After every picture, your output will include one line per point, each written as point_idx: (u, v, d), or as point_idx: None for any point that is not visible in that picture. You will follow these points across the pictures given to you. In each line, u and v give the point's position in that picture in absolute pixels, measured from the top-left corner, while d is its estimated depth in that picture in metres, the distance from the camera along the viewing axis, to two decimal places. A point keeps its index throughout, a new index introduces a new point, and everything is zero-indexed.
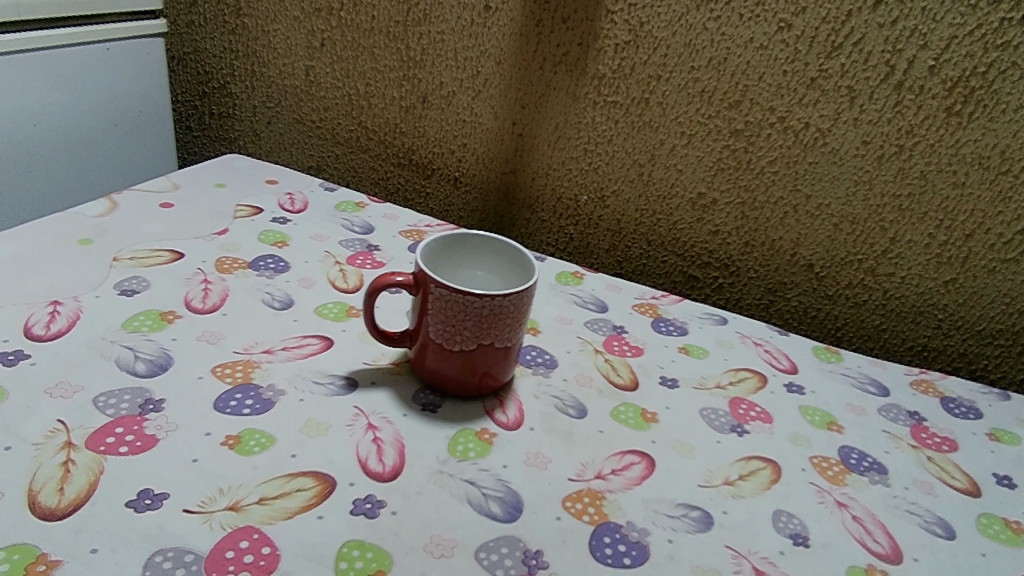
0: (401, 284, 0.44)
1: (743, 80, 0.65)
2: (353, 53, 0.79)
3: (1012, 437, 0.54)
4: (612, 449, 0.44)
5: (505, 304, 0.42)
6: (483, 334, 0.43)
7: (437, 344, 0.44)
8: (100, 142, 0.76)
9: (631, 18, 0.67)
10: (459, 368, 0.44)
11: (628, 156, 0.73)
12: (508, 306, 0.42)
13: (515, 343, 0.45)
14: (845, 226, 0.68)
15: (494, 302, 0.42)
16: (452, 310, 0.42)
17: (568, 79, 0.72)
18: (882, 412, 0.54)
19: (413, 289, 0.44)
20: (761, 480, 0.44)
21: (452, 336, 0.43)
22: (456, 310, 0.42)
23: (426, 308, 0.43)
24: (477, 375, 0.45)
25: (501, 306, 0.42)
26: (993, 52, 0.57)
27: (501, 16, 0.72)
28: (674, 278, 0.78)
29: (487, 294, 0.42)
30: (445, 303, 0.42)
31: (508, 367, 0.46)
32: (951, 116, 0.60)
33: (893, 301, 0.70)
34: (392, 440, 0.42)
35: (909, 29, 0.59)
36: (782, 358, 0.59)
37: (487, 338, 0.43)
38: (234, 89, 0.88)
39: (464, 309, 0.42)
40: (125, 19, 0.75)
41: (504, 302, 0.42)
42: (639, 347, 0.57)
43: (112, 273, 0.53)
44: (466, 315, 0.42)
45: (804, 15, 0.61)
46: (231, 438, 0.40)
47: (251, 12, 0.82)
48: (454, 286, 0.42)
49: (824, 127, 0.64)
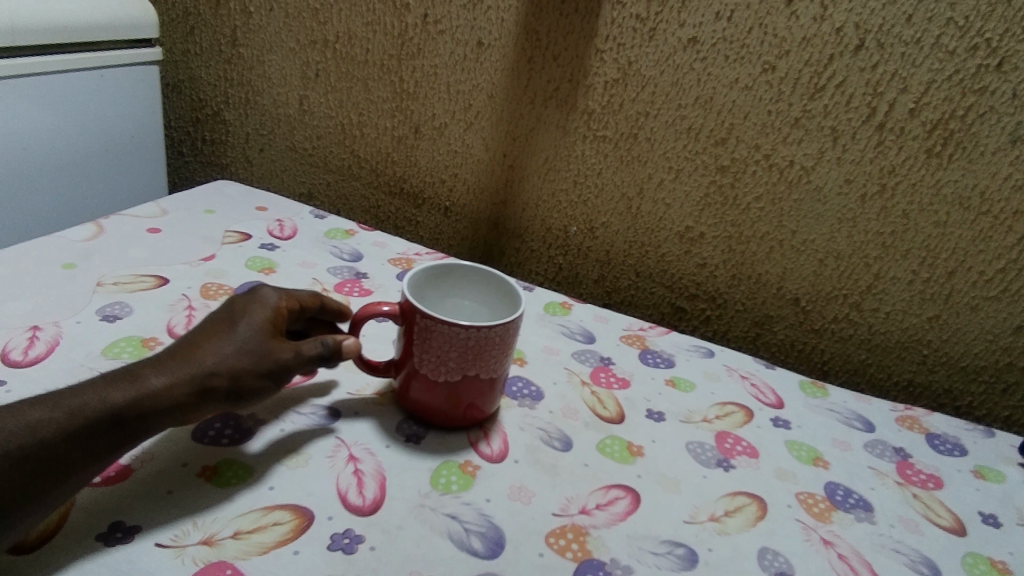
0: (387, 314, 0.44)
1: (730, 119, 0.67)
2: (347, 85, 0.81)
3: (997, 475, 0.55)
4: (598, 484, 0.44)
5: (491, 335, 0.42)
6: (467, 365, 0.43)
7: (421, 375, 0.44)
8: (92, 166, 0.77)
9: (620, 57, 0.68)
10: (445, 399, 0.44)
11: (617, 189, 0.74)
12: (495, 337, 0.42)
13: (502, 374, 0.45)
14: (830, 262, 0.69)
15: (480, 333, 0.42)
16: (436, 340, 0.42)
17: (559, 113, 0.73)
18: (869, 448, 0.54)
19: (399, 317, 0.44)
20: (746, 516, 0.44)
21: (436, 366, 0.43)
22: (440, 340, 0.42)
23: (410, 338, 0.43)
24: (461, 407, 0.45)
25: (487, 337, 0.42)
26: (970, 96, 0.59)
27: (494, 52, 0.73)
28: (662, 310, 0.78)
29: (473, 325, 0.41)
30: (429, 333, 0.42)
31: (493, 399, 0.46)
32: (932, 157, 0.62)
33: (878, 336, 0.71)
34: (374, 473, 0.41)
35: (889, 73, 0.60)
36: (769, 392, 0.59)
37: (473, 369, 0.43)
38: (227, 116, 0.89)
39: (448, 340, 0.42)
40: (122, 47, 0.76)
41: (490, 333, 0.42)
42: (626, 379, 0.57)
43: (95, 298, 0.52)
44: (452, 346, 0.42)
45: (788, 57, 0.63)
46: (209, 470, 0.39)
47: (247, 43, 0.83)
48: (439, 316, 0.42)
49: (808, 166, 0.66)
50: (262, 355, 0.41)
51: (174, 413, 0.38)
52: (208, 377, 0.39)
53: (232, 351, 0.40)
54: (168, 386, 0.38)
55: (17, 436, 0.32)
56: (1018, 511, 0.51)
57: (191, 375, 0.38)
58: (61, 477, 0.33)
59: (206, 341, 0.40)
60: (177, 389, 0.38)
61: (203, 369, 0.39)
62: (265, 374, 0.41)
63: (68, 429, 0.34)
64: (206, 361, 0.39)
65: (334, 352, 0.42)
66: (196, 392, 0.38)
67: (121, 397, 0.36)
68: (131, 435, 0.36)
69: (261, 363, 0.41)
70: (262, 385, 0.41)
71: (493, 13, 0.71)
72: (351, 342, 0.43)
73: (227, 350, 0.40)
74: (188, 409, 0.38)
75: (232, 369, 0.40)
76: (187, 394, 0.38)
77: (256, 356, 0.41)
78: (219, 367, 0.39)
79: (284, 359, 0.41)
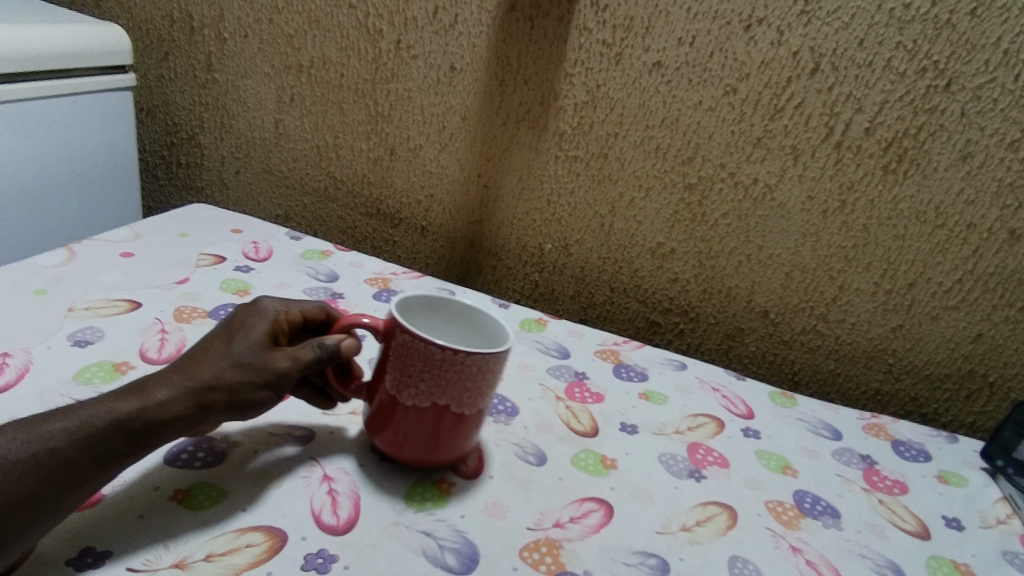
0: (367, 327, 0.43)
1: (695, 139, 0.69)
2: (322, 108, 0.82)
3: (960, 479, 0.56)
4: (571, 497, 0.44)
5: (467, 363, 0.40)
6: (439, 390, 0.41)
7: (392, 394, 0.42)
8: (65, 192, 0.76)
9: (588, 80, 0.70)
10: (410, 424, 0.42)
11: (590, 208, 0.76)
12: (470, 365, 0.40)
13: (475, 409, 0.43)
14: (796, 275, 0.72)
15: (457, 357, 0.40)
16: (412, 358, 0.41)
17: (531, 134, 0.75)
18: (836, 456, 0.56)
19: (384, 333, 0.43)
20: (716, 526, 0.45)
21: (407, 388, 0.41)
22: (416, 358, 0.41)
23: (389, 354, 0.42)
24: (427, 438, 0.42)
25: (462, 363, 0.40)
26: (921, 116, 0.62)
27: (466, 76, 0.74)
28: (637, 324, 0.80)
29: (451, 347, 0.40)
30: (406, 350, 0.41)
31: (464, 436, 0.43)
32: (888, 173, 0.65)
33: (846, 346, 0.73)
34: (347, 492, 0.42)
35: (845, 94, 0.63)
36: (739, 403, 0.61)
37: (444, 396, 0.41)
38: (202, 140, 0.89)
39: (425, 359, 0.40)
40: (95, 74, 0.76)
41: (466, 359, 0.40)
42: (600, 393, 0.58)
43: (66, 323, 0.52)
44: (425, 367, 0.41)
45: (748, 80, 0.66)
46: (181, 493, 0.39)
47: (222, 68, 0.84)
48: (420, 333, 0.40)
49: (771, 183, 0.68)
50: (261, 366, 0.40)
51: (175, 427, 0.38)
52: (208, 390, 0.39)
53: (231, 364, 0.40)
54: (169, 401, 0.37)
55: (28, 447, 0.32)
56: (981, 514, 0.53)
57: (191, 389, 0.38)
58: (80, 492, 0.34)
59: (206, 354, 0.40)
60: (177, 404, 0.38)
61: (202, 383, 0.39)
62: (265, 385, 0.41)
63: (78, 439, 0.34)
64: (205, 373, 0.39)
65: (332, 355, 0.42)
66: (197, 406, 0.38)
67: (128, 409, 0.36)
68: (139, 448, 0.36)
69: (259, 374, 0.40)
70: (266, 397, 0.41)
71: (465, 39, 0.73)
72: (348, 342, 0.42)
73: (226, 362, 0.40)
74: (190, 423, 0.38)
75: (229, 382, 0.39)
76: (188, 408, 0.38)
77: (255, 366, 0.40)
78: (217, 380, 0.39)
79: (283, 368, 0.41)
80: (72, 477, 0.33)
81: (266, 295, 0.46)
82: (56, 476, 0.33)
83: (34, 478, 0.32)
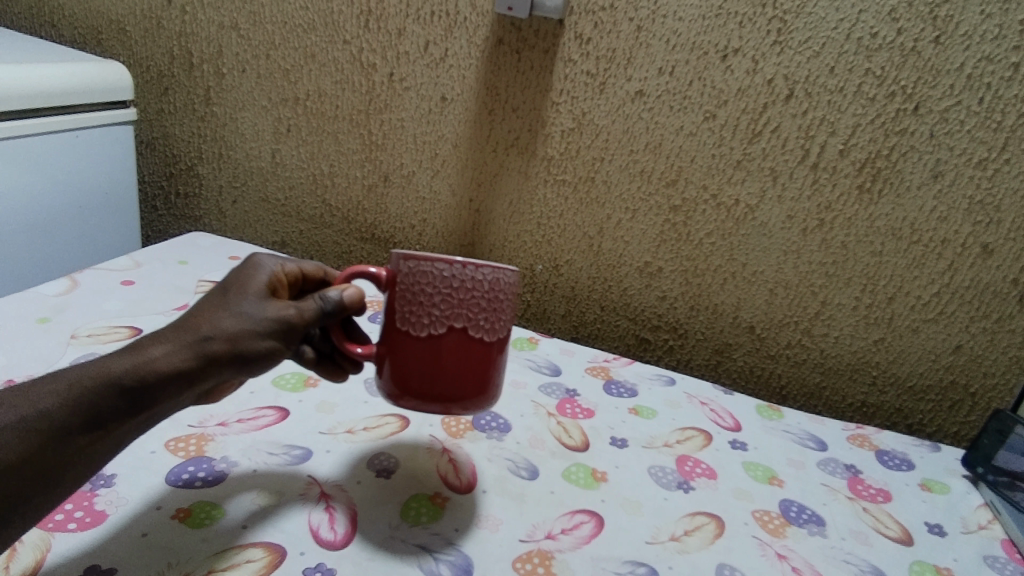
0: (372, 276, 0.43)
1: (678, 162, 0.72)
2: (317, 138, 0.84)
3: (942, 487, 0.58)
4: (563, 510, 0.46)
5: (476, 279, 0.42)
6: (454, 311, 0.42)
7: (407, 333, 0.42)
8: (65, 222, 0.78)
9: (574, 108, 0.73)
10: (426, 358, 0.42)
11: (579, 230, 0.78)
12: (480, 281, 0.42)
13: (490, 335, 0.43)
14: (779, 291, 0.74)
15: (465, 272, 0.42)
16: (420, 283, 0.42)
17: (520, 160, 0.78)
18: (821, 466, 0.57)
19: (383, 278, 0.43)
20: (705, 535, 0.46)
21: (420, 319, 0.42)
22: (425, 282, 0.42)
23: (396, 292, 0.43)
24: (452, 369, 0.43)
25: (472, 280, 0.42)
26: (892, 138, 0.65)
27: (457, 106, 0.77)
28: (628, 341, 0.82)
29: (457, 266, 0.42)
30: (412, 277, 0.42)
31: (489, 364, 0.44)
32: (863, 193, 0.67)
33: (831, 360, 0.75)
34: (345, 508, 0.43)
35: (819, 118, 0.66)
36: (727, 416, 0.62)
37: (461, 316, 0.42)
38: (200, 170, 0.92)
39: (433, 280, 0.42)
40: (97, 109, 0.79)
41: (475, 276, 0.42)
42: (591, 409, 0.59)
43: (68, 350, 0.53)
44: (435, 290, 0.42)
45: (726, 107, 0.69)
46: (183, 511, 0.40)
47: (220, 102, 0.87)
48: (423, 257, 0.42)
49: (752, 204, 0.71)
50: (261, 317, 0.40)
51: (176, 381, 0.37)
52: (205, 342, 0.38)
53: (229, 316, 0.39)
54: (168, 354, 0.37)
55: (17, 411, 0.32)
56: (963, 520, 0.54)
57: (187, 341, 0.38)
58: None
59: (202, 309, 0.40)
60: (177, 356, 0.37)
61: (200, 335, 0.38)
62: (266, 336, 0.40)
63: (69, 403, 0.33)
64: (202, 327, 0.38)
65: (336, 307, 0.42)
66: (196, 358, 0.37)
67: (122, 366, 0.35)
68: (136, 409, 0.35)
69: (259, 324, 0.40)
70: (268, 348, 0.40)
71: (455, 71, 0.76)
72: (351, 291, 0.43)
73: (224, 314, 0.39)
74: (190, 376, 0.37)
75: (229, 333, 0.39)
76: (187, 360, 0.37)
77: (254, 317, 0.40)
78: (216, 332, 0.38)
79: (284, 318, 0.41)
80: (65, 445, 0.33)
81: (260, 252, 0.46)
82: (51, 442, 0.32)
83: (26, 442, 0.32)
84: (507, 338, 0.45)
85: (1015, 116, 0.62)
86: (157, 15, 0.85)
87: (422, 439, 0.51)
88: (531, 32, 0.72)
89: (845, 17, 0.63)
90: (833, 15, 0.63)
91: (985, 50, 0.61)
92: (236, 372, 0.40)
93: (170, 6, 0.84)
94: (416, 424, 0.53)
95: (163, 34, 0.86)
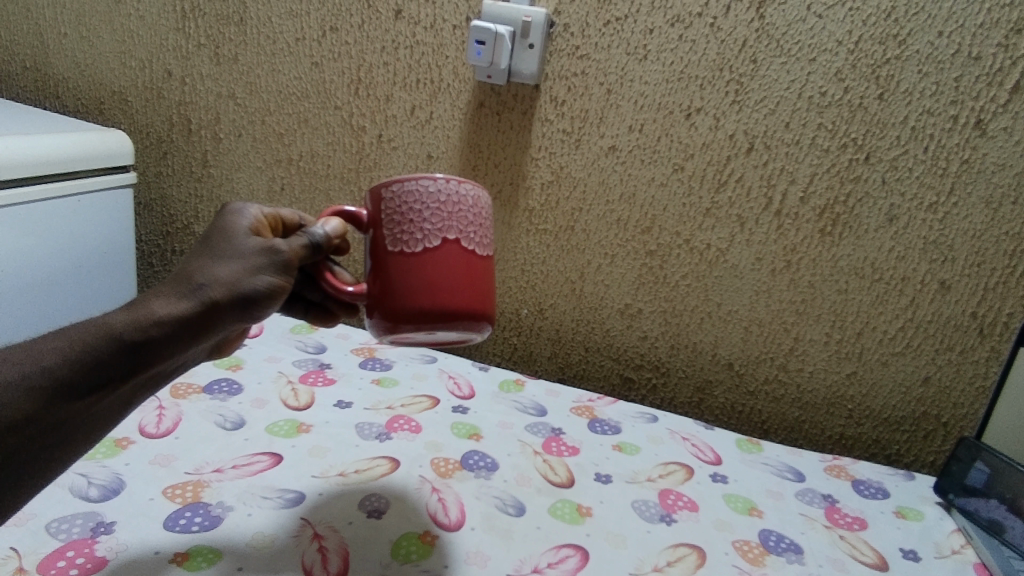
0: (352, 215, 0.49)
1: (651, 211, 0.77)
2: (310, 195, 0.89)
3: (917, 514, 0.60)
4: (548, 544, 0.48)
5: (462, 194, 0.47)
6: (445, 224, 0.46)
7: (400, 253, 0.47)
8: (66, 280, 0.81)
9: (552, 163, 0.79)
10: (424, 272, 0.46)
11: (561, 275, 0.82)
12: (464, 196, 0.47)
13: (479, 248, 0.48)
14: (754, 329, 0.78)
15: (449, 187, 0.47)
16: (409, 203, 0.46)
17: (503, 212, 0.82)
18: (799, 497, 0.59)
19: (365, 218, 0.49)
20: (687, 565, 0.48)
21: (414, 236, 0.46)
22: (412, 202, 0.46)
23: (384, 219, 0.47)
24: (447, 280, 0.47)
25: (458, 195, 0.47)
26: (847, 185, 0.70)
27: (442, 163, 0.82)
28: (613, 380, 0.84)
29: (443, 182, 0.46)
30: (399, 200, 0.46)
31: (478, 275, 0.48)
32: (824, 236, 0.72)
33: (808, 394, 0.78)
34: (337, 549, 0.45)
35: (778, 168, 0.72)
36: (708, 451, 0.65)
37: (453, 229, 0.47)
38: (196, 229, 0.95)
39: (419, 199, 0.46)
40: (99, 174, 0.83)
41: (460, 191, 0.47)
42: (576, 447, 0.61)
43: None
44: (427, 206, 0.46)
45: (693, 160, 0.74)
46: (180, 555, 0.42)
47: (217, 164, 0.91)
48: (405, 179, 0.46)
49: (722, 247, 0.76)
50: (255, 261, 0.43)
51: (182, 332, 0.40)
52: (202, 291, 0.41)
53: (221, 263, 0.42)
54: (168, 306, 0.40)
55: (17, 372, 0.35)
56: (936, 546, 0.56)
57: (184, 293, 0.40)
58: None
59: (192, 261, 0.42)
60: (178, 307, 0.40)
61: (195, 284, 0.41)
62: (264, 275, 0.43)
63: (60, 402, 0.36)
64: (196, 277, 0.41)
65: (323, 241, 0.46)
66: (199, 305, 0.40)
67: (121, 322, 0.39)
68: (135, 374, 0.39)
69: (254, 267, 0.43)
70: (269, 287, 0.43)
71: (440, 132, 0.81)
72: (334, 224, 0.47)
73: (216, 262, 0.42)
74: (197, 323, 0.41)
75: (225, 279, 0.41)
76: (189, 309, 0.40)
77: (247, 262, 0.43)
78: (212, 280, 0.41)
79: (277, 258, 0.43)
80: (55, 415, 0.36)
81: (233, 200, 0.48)
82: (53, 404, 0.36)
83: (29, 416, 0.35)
84: (490, 253, 0.50)
85: (958, 163, 0.67)
86: (158, 86, 0.91)
87: (411, 480, 0.53)
88: (510, 95, 0.78)
89: (796, 78, 0.69)
90: (785, 77, 0.69)
91: (926, 105, 0.67)
92: (242, 315, 0.43)
93: (170, 78, 0.90)
94: (405, 466, 0.55)
95: (163, 104, 0.91)
